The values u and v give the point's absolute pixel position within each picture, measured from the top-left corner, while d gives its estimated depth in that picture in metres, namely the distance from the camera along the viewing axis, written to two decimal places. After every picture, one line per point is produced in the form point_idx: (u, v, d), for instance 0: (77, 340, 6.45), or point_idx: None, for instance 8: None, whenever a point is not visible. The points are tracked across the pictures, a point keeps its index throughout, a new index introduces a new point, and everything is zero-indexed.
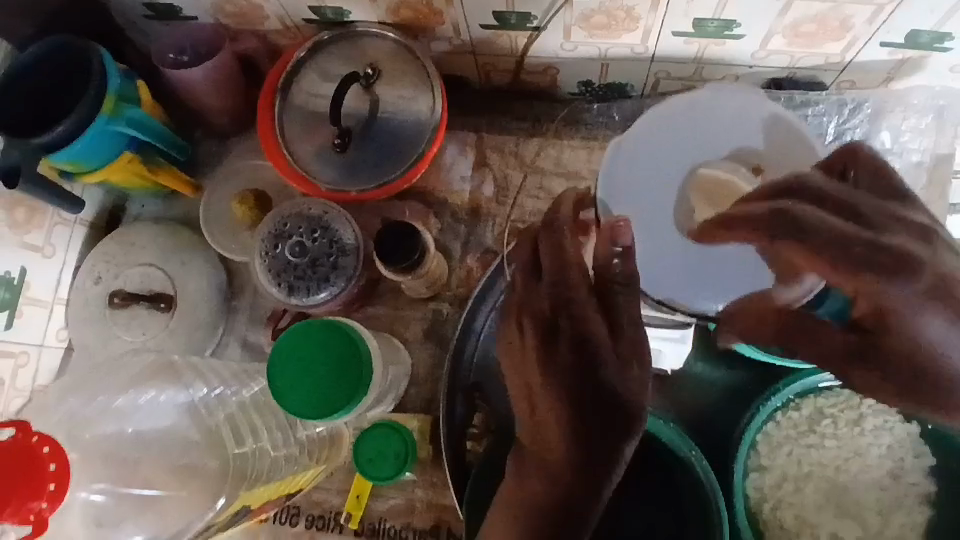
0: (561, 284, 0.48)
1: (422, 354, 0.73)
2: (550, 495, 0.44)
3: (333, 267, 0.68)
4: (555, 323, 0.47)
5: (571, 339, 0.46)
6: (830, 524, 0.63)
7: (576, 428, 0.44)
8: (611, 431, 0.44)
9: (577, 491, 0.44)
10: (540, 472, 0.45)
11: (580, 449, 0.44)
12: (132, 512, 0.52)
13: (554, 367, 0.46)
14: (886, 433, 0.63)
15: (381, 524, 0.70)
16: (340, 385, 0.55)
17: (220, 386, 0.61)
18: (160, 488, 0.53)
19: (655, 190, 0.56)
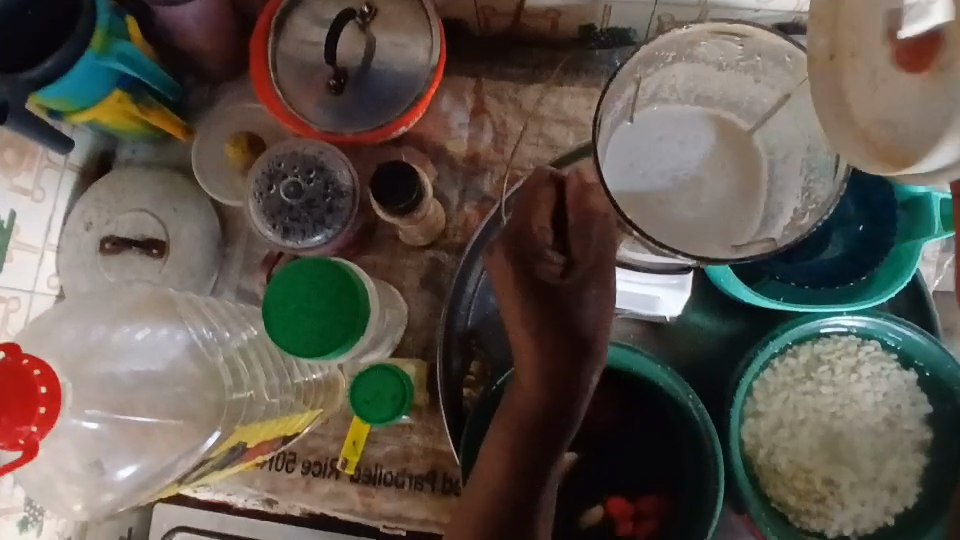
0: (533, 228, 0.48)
1: (418, 302, 0.73)
2: (530, 435, 0.47)
3: (329, 209, 0.67)
4: (531, 266, 0.48)
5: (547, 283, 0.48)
6: (823, 470, 0.63)
7: (564, 361, 0.47)
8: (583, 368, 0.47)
9: (561, 416, 0.47)
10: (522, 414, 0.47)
11: (559, 389, 0.47)
12: (130, 449, 0.52)
13: (530, 311, 0.47)
14: (883, 380, 0.63)
15: (377, 470, 0.71)
16: (336, 325, 0.55)
17: (217, 329, 0.60)
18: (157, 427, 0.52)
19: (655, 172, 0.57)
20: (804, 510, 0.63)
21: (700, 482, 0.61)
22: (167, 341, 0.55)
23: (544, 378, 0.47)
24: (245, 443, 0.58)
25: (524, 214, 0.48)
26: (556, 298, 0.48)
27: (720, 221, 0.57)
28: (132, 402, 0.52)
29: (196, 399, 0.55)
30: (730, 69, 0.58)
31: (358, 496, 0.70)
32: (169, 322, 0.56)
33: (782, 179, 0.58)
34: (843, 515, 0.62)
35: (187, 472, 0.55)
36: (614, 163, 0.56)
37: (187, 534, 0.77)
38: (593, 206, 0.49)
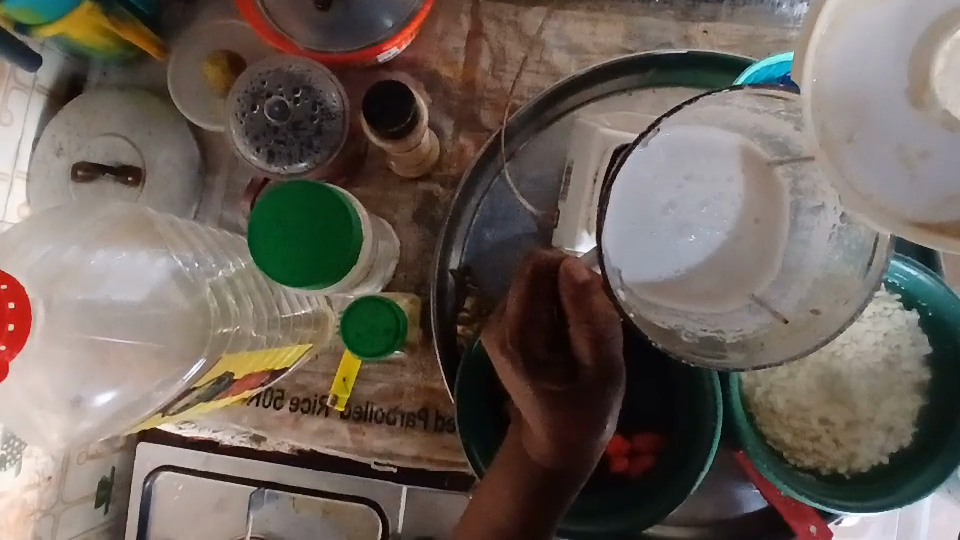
0: (537, 323, 0.48)
1: (410, 236, 0.70)
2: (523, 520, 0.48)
3: (317, 132, 0.63)
4: (534, 365, 0.47)
5: (544, 387, 0.47)
6: (819, 409, 0.63)
7: (558, 448, 0.47)
8: (571, 476, 0.48)
9: (551, 495, 0.48)
10: (503, 513, 0.48)
11: (543, 495, 0.48)
12: (110, 378, 0.49)
13: (527, 410, 0.48)
14: (884, 320, 0.63)
15: (368, 407, 0.69)
16: (326, 251, 0.52)
17: (200, 256, 0.56)
18: (140, 357, 0.50)
19: (648, 234, 0.49)
20: (799, 448, 0.62)
21: (693, 421, 0.60)
22: (151, 268, 0.52)
23: (530, 482, 0.48)
24: (232, 373, 0.56)
25: (528, 306, 0.47)
26: (558, 403, 0.47)
27: (725, 285, 0.50)
28: (114, 328, 0.49)
29: (181, 330, 0.51)
30: (768, 112, 0.48)
31: (348, 434, 0.69)
32: (150, 249, 0.52)
33: (807, 224, 0.49)
34: (837, 453, 0.62)
35: (168, 402, 0.52)
36: (613, 232, 0.47)
37: (171, 473, 0.77)
38: (596, 306, 0.47)
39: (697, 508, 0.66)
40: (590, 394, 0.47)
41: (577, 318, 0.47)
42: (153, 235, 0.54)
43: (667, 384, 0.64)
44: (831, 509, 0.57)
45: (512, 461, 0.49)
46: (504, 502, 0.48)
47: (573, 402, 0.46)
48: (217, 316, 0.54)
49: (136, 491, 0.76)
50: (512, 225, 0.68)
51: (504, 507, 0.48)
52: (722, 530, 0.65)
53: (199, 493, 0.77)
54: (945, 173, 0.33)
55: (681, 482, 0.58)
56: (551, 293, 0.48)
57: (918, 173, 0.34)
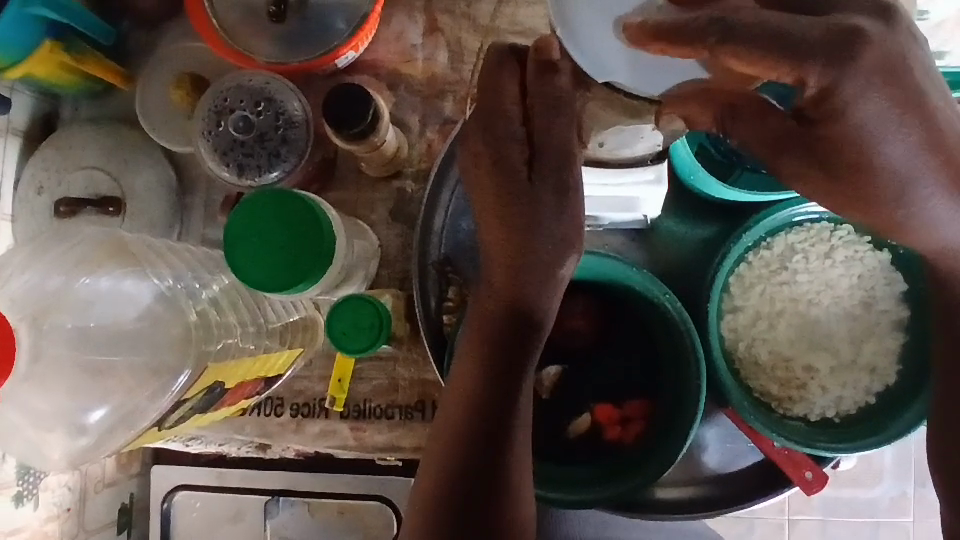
0: (500, 130, 0.48)
1: (389, 234, 0.71)
2: (509, 334, 0.53)
3: (283, 141, 0.64)
4: (506, 174, 0.49)
5: (515, 202, 0.49)
6: (803, 358, 0.64)
7: (526, 261, 0.50)
8: (542, 304, 0.52)
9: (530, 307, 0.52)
10: (487, 345, 0.53)
11: (517, 330, 0.53)
12: (102, 395, 0.51)
13: (496, 224, 0.50)
14: (857, 263, 0.64)
15: (366, 405, 0.71)
16: (303, 255, 0.53)
17: (185, 277, 0.58)
18: (129, 372, 0.51)
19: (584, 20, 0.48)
20: (786, 397, 0.64)
21: (679, 376, 0.62)
22: (137, 290, 0.53)
23: (509, 314, 0.52)
24: (223, 381, 0.57)
25: (491, 110, 0.48)
26: (526, 226, 0.49)
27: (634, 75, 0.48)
28: (105, 346, 0.51)
29: (167, 345, 0.53)
30: None
31: (349, 432, 0.71)
32: (130, 272, 0.54)
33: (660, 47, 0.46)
34: (825, 399, 0.63)
35: (163, 412, 0.53)
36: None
37: (187, 491, 0.86)
38: (557, 88, 0.48)
39: (693, 467, 0.67)
40: (550, 194, 0.49)
41: (540, 101, 0.48)
42: (134, 258, 0.55)
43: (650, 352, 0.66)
44: (823, 452, 0.58)
45: (486, 302, 0.53)
46: (490, 340, 0.53)
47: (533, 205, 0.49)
48: (198, 327, 0.55)
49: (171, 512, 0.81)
50: None
51: (491, 324, 0.53)
52: (720, 485, 0.67)
53: (216, 505, 0.87)
54: (660, 74, 0.48)
55: (674, 436, 0.59)
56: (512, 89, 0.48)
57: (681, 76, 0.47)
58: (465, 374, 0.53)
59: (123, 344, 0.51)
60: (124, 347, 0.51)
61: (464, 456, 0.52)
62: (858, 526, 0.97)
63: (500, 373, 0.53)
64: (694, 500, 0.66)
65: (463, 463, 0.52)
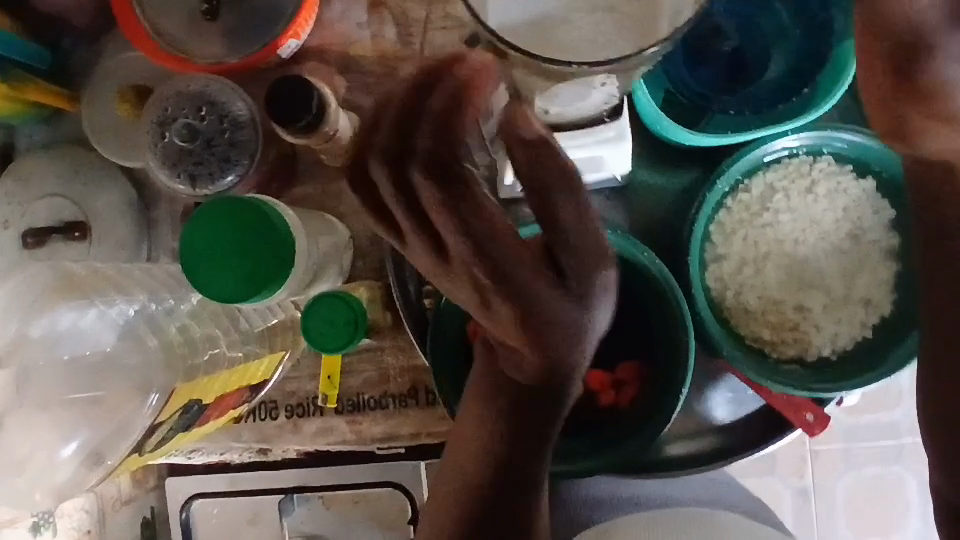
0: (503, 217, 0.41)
1: (359, 223, 0.69)
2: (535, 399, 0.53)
3: (232, 144, 0.62)
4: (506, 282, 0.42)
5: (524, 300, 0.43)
6: (794, 299, 0.62)
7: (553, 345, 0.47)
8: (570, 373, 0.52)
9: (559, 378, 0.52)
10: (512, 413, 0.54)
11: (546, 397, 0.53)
12: (74, 428, 0.53)
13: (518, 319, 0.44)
14: (841, 195, 0.62)
15: (360, 398, 0.70)
16: (264, 261, 0.52)
17: (146, 302, 0.58)
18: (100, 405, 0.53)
19: None
20: (779, 340, 0.62)
21: (670, 339, 0.60)
22: (93, 323, 0.55)
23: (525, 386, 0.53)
24: (199, 399, 0.58)
25: (458, 221, 0.39)
26: (540, 323, 0.44)
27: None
28: (75, 383, 0.53)
29: (135, 374, 0.55)
30: None
31: (347, 426, 0.70)
32: (87, 305, 0.55)
33: None
34: (820, 337, 0.61)
35: (142, 433, 0.55)
36: None
37: (204, 499, 0.88)
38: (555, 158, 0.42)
39: (696, 420, 0.66)
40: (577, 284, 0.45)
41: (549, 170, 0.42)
42: (93, 288, 0.56)
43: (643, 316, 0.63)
44: (824, 394, 0.57)
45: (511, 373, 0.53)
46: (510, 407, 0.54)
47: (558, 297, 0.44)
48: (161, 353, 0.57)
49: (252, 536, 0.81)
50: None
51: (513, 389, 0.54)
52: (723, 435, 0.66)
53: (234, 509, 0.88)
54: None
55: (668, 396, 0.59)
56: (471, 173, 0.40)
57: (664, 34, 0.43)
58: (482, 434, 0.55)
59: (92, 375, 0.53)
60: (93, 378, 0.53)
61: (480, 514, 0.54)
62: (882, 450, 0.97)
63: (521, 434, 0.54)
64: (701, 454, 0.66)
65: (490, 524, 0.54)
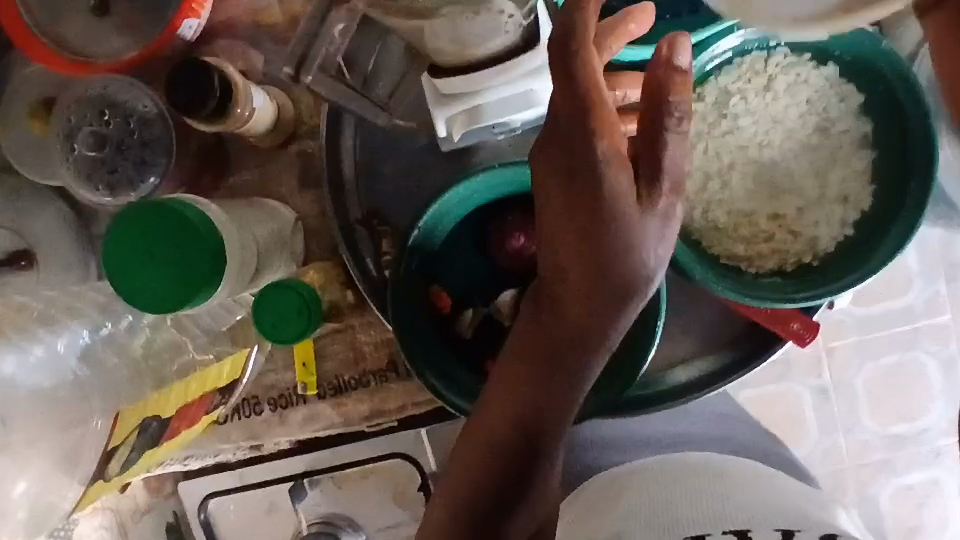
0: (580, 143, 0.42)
1: (305, 203, 0.65)
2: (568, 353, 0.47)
3: (144, 145, 0.58)
4: (583, 192, 0.43)
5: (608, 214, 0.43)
6: (766, 207, 0.58)
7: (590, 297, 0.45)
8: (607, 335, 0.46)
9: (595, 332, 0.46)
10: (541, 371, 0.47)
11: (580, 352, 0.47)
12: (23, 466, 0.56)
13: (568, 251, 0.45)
14: (802, 88, 0.57)
15: (340, 380, 0.68)
16: (192, 265, 0.49)
17: (75, 331, 0.59)
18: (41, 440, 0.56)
19: None
20: (755, 254, 0.58)
21: None
22: (17, 372, 0.55)
23: (563, 339, 0.46)
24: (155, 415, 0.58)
25: (564, 125, 0.43)
26: (594, 253, 0.44)
27: None
28: (21, 424, 0.55)
29: (71, 409, 0.58)
30: None
31: (333, 410, 0.68)
32: (7, 355, 0.55)
33: None
34: (798, 244, 0.58)
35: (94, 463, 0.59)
36: None
37: (218, 498, 0.88)
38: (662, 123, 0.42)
39: (686, 346, 0.63)
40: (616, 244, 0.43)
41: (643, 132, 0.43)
42: (17, 327, 0.57)
43: None
44: (804, 303, 0.54)
45: (548, 315, 0.47)
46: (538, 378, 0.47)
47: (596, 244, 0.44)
48: (96, 378, 0.60)
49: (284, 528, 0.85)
50: (398, 151, 0.64)
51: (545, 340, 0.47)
52: (716, 358, 0.63)
53: (249, 503, 0.89)
54: None
55: (644, 334, 0.57)
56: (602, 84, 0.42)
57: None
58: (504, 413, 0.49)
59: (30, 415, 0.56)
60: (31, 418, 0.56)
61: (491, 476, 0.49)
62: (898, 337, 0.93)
63: (540, 407, 0.48)
64: (700, 382, 0.62)
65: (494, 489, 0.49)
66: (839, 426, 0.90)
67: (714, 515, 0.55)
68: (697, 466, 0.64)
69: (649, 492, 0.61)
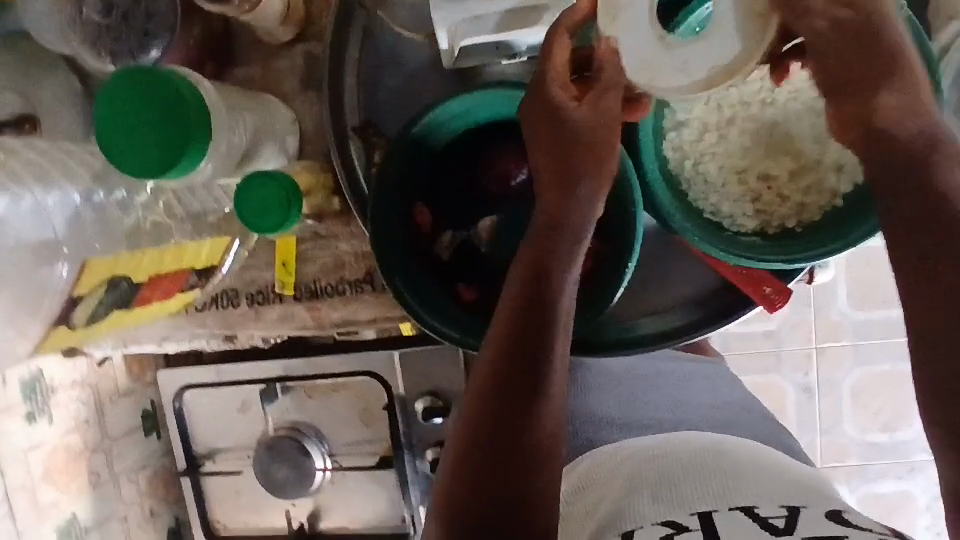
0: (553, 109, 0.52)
1: (304, 105, 0.66)
2: (546, 269, 0.51)
3: (149, 17, 0.59)
4: (552, 134, 0.53)
5: (582, 133, 0.52)
6: (760, 166, 0.58)
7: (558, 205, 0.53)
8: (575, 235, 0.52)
9: (567, 234, 0.52)
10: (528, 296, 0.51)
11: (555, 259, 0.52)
12: None
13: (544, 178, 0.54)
14: None
15: (317, 285, 0.69)
16: (172, 138, 0.50)
17: (67, 192, 0.55)
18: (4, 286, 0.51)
19: None
20: (739, 212, 0.58)
21: (618, 198, 0.57)
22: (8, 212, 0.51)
23: (539, 257, 0.52)
24: (125, 275, 0.57)
25: (535, 103, 0.53)
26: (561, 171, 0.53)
27: None
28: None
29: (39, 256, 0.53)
30: None
31: (307, 313, 0.70)
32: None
33: None
34: (785, 207, 0.57)
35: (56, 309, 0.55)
36: None
37: (195, 390, 0.92)
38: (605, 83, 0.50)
39: (658, 298, 0.64)
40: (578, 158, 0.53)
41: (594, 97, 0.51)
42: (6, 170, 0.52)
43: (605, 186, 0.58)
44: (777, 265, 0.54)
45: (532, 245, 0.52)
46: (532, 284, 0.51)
47: (564, 163, 0.53)
48: (74, 236, 0.56)
49: (258, 457, 0.89)
50: (401, 64, 0.63)
51: (529, 266, 0.52)
52: (685, 312, 0.63)
53: (223, 400, 0.92)
54: None
55: (615, 273, 0.57)
56: (567, 55, 0.50)
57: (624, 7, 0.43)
58: (504, 325, 0.52)
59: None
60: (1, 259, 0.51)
61: (496, 403, 0.50)
62: (891, 347, 1.01)
63: (528, 326, 0.51)
64: (666, 333, 0.62)
65: (497, 416, 0.50)
66: (820, 425, 1.05)
67: (722, 490, 0.50)
68: (690, 442, 0.59)
69: (648, 463, 0.56)
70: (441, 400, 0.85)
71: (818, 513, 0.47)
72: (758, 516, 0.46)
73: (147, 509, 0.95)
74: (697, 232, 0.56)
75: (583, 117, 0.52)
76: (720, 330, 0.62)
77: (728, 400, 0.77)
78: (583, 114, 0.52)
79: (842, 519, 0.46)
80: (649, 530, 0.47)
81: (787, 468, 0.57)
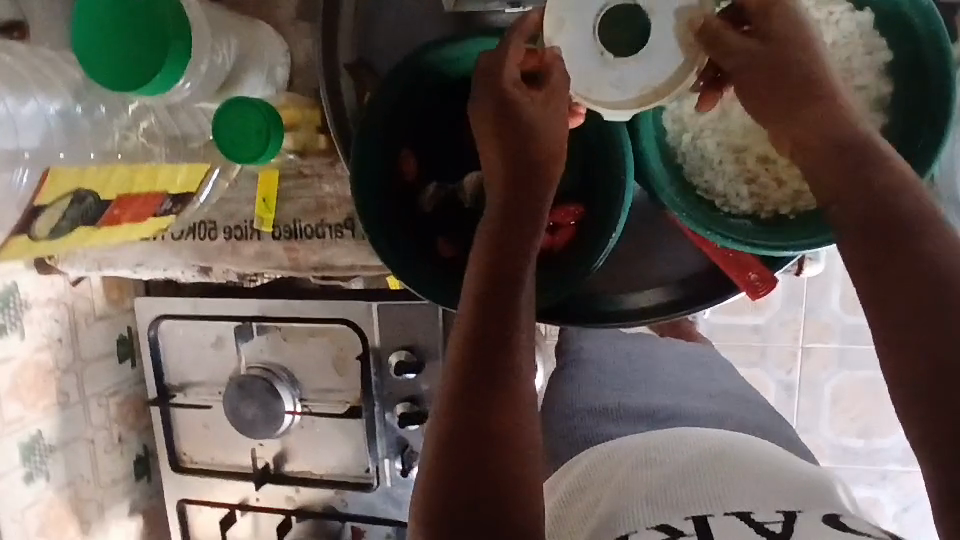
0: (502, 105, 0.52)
1: (299, 38, 0.64)
2: (503, 248, 0.50)
3: None
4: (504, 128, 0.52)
5: (532, 133, 0.52)
6: (759, 147, 0.55)
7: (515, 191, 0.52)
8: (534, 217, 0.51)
9: (525, 217, 0.51)
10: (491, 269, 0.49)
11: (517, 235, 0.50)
12: None
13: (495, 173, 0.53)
14: (832, 28, 0.55)
15: (297, 226, 0.68)
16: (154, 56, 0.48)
17: (41, 103, 0.49)
18: None
19: None
20: (732, 193, 0.56)
21: (609, 165, 0.56)
22: None
23: (499, 235, 0.50)
24: (94, 190, 0.51)
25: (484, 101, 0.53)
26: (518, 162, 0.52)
27: None
28: None
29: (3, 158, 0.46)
30: None
31: (284, 252, 0.69)
32: None
33: None
34: (780, 193, 0.55)
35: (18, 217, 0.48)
36: None
37: (171, 321, 0.91)
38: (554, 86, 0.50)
39: (640, 274, 0.62)
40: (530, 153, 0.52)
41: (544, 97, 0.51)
42: None
43: (598, 152, 0.57)
44: (764, 251, 0.52)
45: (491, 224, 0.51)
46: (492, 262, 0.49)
47: (520, 153, 0.52)
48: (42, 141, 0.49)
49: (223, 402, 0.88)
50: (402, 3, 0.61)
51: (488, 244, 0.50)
52: (668, 291, 0.61)
53: (198, 333, 0.92)
54: None
55: (596, 242, 0.56)
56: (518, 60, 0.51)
57: (574, 25, 0.48)
58: (470, 304, 0.48)
59: None
60: None
61: (471, 377, 0.46)
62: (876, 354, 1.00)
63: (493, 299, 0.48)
64: (644, 310, 0.61)
65: (470, 392, 0.46)
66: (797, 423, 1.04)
67: (714, 491, 0.47)
68: (683, 436, 0.56)
69: (637, 460, 0.53)
70: (415, 356, 0.84)
71: (815, 517, 0.43)
72: (755, 521, 0.43)
73: (115, 434, 0.96)
74: (684, 207, 0.55)
75: (531, 115, 0.51)
76: (700, 312, 0.61)
77: (728, 387, 0.74)
78: (531, 113, 0.51)
79: (839, 523, 0.43)
80: (644, 535, 0.44)
81: (784, 459, 0.53)
